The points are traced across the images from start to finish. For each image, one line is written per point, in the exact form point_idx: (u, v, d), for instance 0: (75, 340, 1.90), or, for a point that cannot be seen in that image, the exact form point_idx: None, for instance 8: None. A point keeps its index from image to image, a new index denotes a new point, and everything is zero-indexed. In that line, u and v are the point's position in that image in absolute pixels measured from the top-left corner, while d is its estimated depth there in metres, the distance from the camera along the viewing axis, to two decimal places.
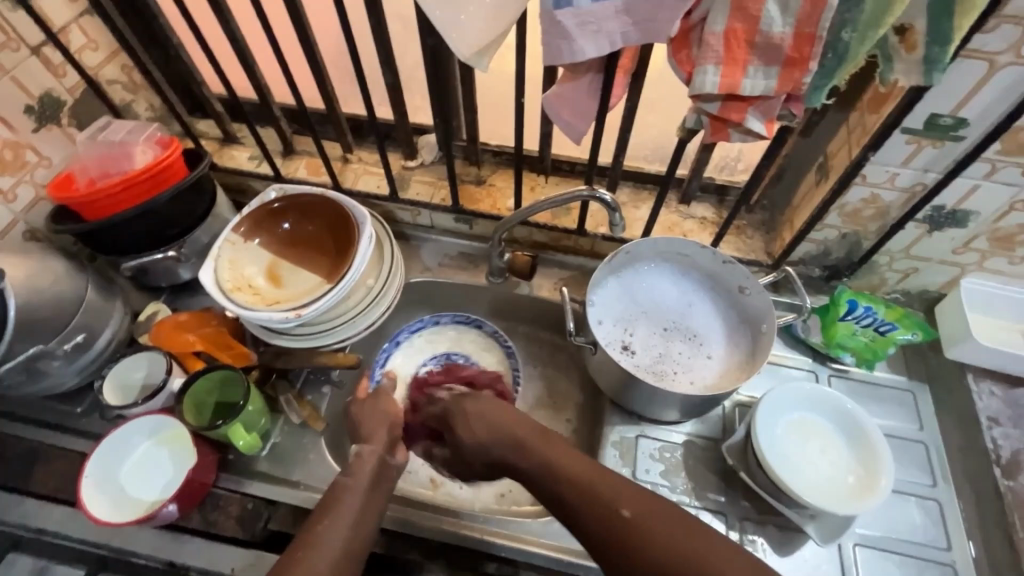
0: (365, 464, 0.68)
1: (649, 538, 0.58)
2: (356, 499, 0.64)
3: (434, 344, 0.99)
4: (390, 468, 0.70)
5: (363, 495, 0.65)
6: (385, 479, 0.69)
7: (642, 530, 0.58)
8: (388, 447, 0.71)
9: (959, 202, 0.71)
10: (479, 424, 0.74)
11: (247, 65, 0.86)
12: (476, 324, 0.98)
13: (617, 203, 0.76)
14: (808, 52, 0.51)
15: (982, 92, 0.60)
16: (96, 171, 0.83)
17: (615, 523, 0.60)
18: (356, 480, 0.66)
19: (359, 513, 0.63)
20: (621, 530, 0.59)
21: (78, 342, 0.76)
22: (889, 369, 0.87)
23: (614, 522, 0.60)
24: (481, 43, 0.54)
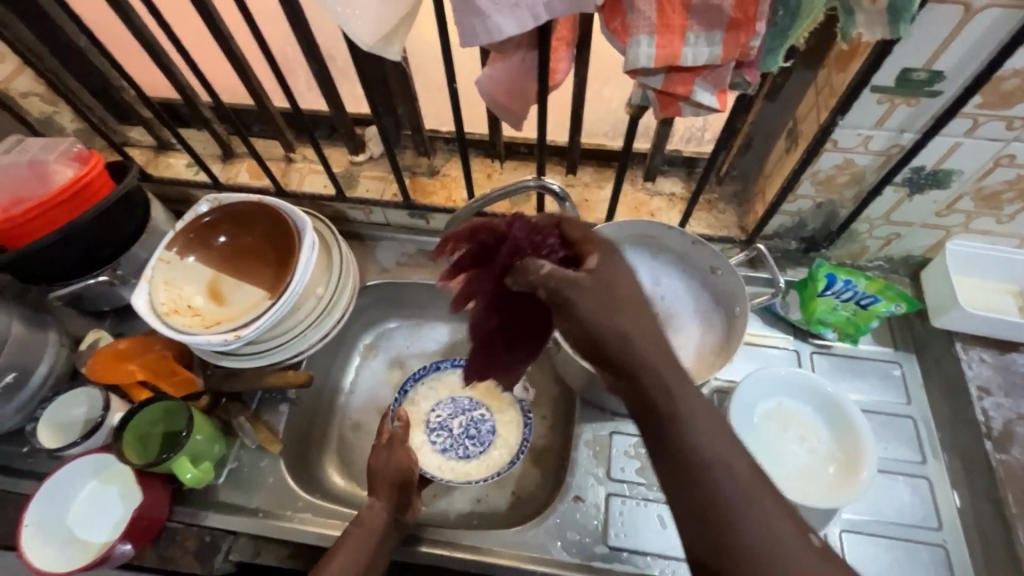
0: (378, 517, 0.67)
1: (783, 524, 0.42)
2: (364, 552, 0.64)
3: (438, 388, 0.90)
4: (397, 525, 0.69)
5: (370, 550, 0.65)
6: (392, 535, 0.68)
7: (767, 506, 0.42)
8: (399, 504, 0.69)
9: (939, 161, 0.66)
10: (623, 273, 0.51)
11: (162, 67, 0.78)
12: None
13: (567, 192, 0.71)
14: (753, 12, 0.45)
15: (957, 41, 0.53)
16: (9, 196, 0.76)
17: (740, 477, 0.43)
18: (365, 530, 0.66)
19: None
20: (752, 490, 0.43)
21: (8, 382, 0.72)
22: (874, 342, 0.82)
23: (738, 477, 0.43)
24: (384, 29, 0.47)
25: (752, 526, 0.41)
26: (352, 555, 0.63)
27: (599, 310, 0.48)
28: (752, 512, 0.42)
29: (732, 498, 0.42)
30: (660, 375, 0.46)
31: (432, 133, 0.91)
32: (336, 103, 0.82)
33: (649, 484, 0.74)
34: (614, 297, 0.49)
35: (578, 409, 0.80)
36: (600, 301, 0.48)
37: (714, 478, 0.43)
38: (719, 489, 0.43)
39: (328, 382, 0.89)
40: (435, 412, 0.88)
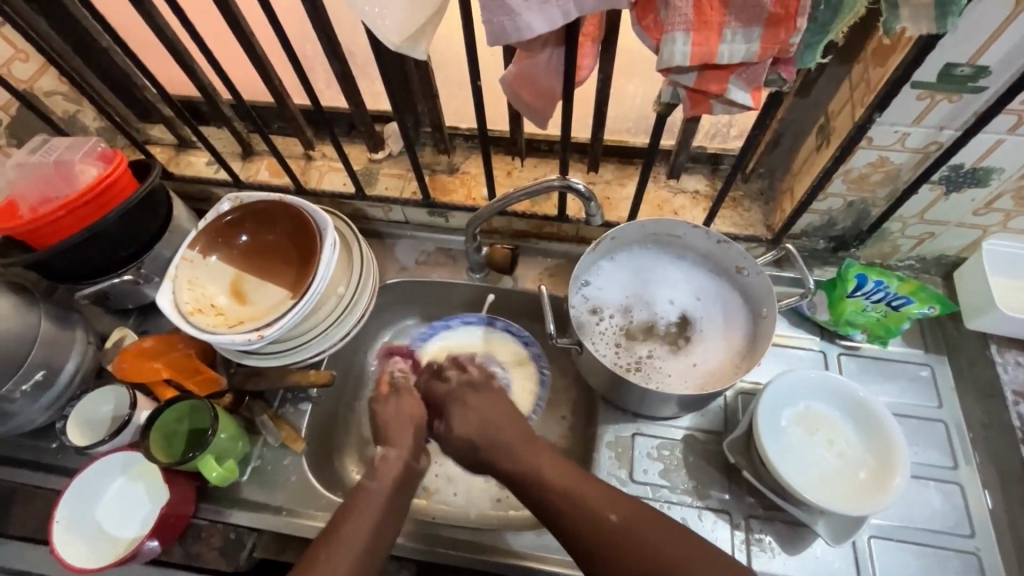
0: (388, 471, 0.65)
1: (591, 513, 0.58)
2: (375, 503, 0.62)
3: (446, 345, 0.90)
4: (413, 473, 0.67)
5: (386, 499, 0.63)
6: (408, 483, 0.66)
7: (574, 499, 0.59)
8: (414, 451, 0.68)
9: (979, 159, 0.63)
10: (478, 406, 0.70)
11: (185, 66, 0.78)
12: (484, 321, 0.90)
13: (592, 192, 0.70)
14: (795, 7, 0.43)
15: (1004, 36, 0.51)
16: (37, 196, 0.77)
17: (559, 485, 0.61)
18: (379, 484, 0.64)
19: (377, 529, 0.60)
20: (568, 492, 0.60)
21: (38, 380, 0.73)
22: (904, 344, 0.80)
23: (556, 485, 0.61)
24: (412, 28, 0.46)
25: (575, 523, 0.58)
26: (366, 508, 0.61)
27: (475, 430, 0.68)
28: (569, 510, 0.59)
29: (557, 503, 0.60)
30: (496, 445, 0.66)
31: (451, 130, 0.90)
32: (356, 102, 0.81)
33: (672, 487, 0.73)
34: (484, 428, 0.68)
35: (600, 410, 0.79)
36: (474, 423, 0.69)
37: (533, 492, 0.62)
38: (549, 497, 0.60)
39: (349, 380, 0.89)
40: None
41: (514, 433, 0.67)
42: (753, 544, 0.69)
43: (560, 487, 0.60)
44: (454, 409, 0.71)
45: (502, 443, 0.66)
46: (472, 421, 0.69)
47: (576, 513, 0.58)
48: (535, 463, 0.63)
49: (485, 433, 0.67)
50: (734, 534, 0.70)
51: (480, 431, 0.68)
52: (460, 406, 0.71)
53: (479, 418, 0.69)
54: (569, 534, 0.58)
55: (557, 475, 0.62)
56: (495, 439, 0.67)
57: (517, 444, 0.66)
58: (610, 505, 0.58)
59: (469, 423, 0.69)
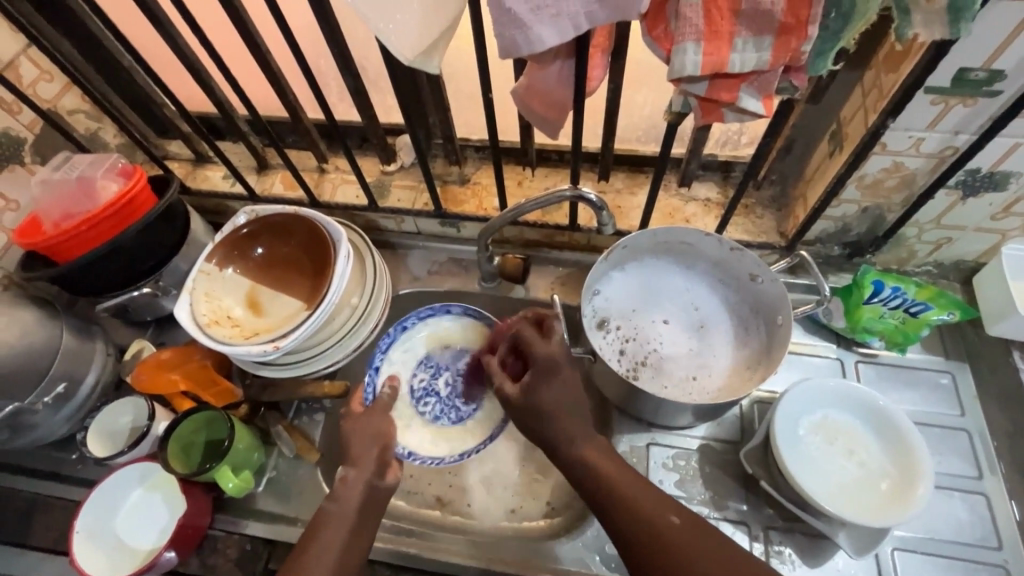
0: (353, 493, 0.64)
1: (654, 514, 0.57)
2: (339, 528, 0.62)
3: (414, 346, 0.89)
4: (379, 491, 0.66)
5: (349, 526, 0.62)
6: (375, 503, 0.65)
7: (638, 502, 0.58)
8: (377, 470, 0.66)
9: (996, 163, 0.63)
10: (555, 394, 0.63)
11: (203, 84, 0.80)
12: (444, 310, 0.88)
13: (603, 201, 0.70)
14: (805, 15, 0.43)
15: (1019, 40, 0.51)
16: (60, 212, 0.79)
17: (619, 482, 0.59)
18: (343, 507, 0.63)
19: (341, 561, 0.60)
20: (633, 494, 0.58)
21: (59, 392, 0.75)
22: (924, 351, 0.79)
23: (625, 488, 0.59)
24: (426, 44, 0.47)
25: (634, 519, 0.57)
26: (325, 539, 0.61)
27: (560, 404, 0.63)
28: (630, 517, 0.57)
29: (619, 502, 0.58)
30: (567, 428, 0.62)
31: (462, 141, 0.91)
32: (369, 115, 0.82)
33: (688, 497, 0.72)
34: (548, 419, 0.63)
35: (614, 420, 0.78)
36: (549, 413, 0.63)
37: (589, 485, 0.60)
38: (613, 495, 0.59)
39: None
40: (415, 378, 0.88)
41: (578, 419, 0.63)
42: (773, 557, 0.68)
43: (625, 490, 0.58)
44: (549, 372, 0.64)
45: (557, 432, 0.62)
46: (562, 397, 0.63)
47: (637, 520, 0.57)
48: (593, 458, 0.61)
49: (558, 414, 0.63)
50: (753, 546, 0.69)
51: (557, 412, 0.63)
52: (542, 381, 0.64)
53: (560, 397, 0.63)
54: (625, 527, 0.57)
55: (626, 479, 0.60)
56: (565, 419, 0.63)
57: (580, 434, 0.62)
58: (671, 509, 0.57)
59: (558, 397, 0.63)
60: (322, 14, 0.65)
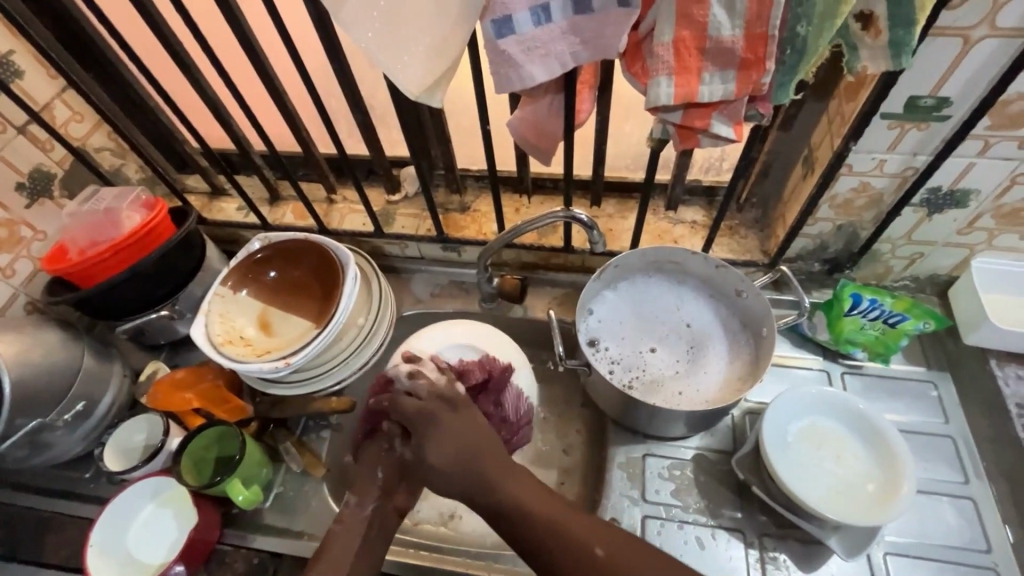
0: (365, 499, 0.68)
1: (574, 542, 0.55)
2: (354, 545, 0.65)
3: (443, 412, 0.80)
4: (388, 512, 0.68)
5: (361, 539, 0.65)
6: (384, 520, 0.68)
7: (562, 524, 0.57)
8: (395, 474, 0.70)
9: (955, 181, 0.68)
10: (450, 436, 0.64)
11: (223, 121, 0.87)
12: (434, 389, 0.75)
13: (594, 221, 0.75)
14: (763, 52, 0.50)
15: (958, 71, 0.57)
16: (86, 241, 0.85)
17: (540, 511, 0.58)
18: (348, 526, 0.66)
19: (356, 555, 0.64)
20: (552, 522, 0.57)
21: (78, 411, 0.78)
22: (906, 361, 0.82)
23: (541, 516, 0.58)
24: (429, 81, 0.53)
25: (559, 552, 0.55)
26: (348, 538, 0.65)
27: (455, 459, 0.63)
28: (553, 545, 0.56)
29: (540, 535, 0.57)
30: (484, 477, 0.61)
31: (463, 171, 0.97)
32: (376, 148, 0.88)
33: (684, 506, 0.74)
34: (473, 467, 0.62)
35: (610, 432, 0.81)
36: (450, 450, 0.63)
37: (522, 531, 0.58)
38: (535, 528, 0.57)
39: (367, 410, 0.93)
40: None
41: (484, 464, 0.62)
42: (768, 563, 0.70)
43: (544, 516, 0.58)
44: (424, 432, 0.65)
45: (482, 476, 0.61)
46: (455, 445, 0.63)
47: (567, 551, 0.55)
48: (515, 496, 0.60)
49: (466, 460, 0.63)
50: (748, 552, 0.71)
51: (462, 457, 0.63)
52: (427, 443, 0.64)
53: (465, 442, 0.64)
54: (524, 540, 0.58)
55: (540, 507, 0.59)
56: (486, 462, 0.63)
57: (499, 475, 0.61)
58: (595, 537, 0.55)
59: (450, 450, 0.63)
60: (334, 56, 0.72)
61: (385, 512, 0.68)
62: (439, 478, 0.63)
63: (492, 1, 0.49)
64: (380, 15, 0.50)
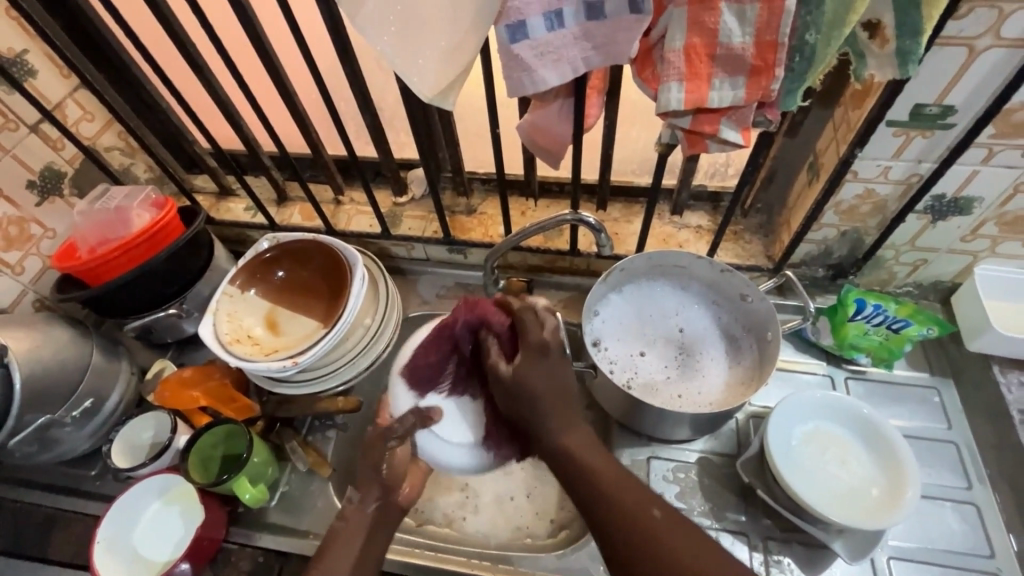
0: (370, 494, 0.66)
1: (632, 502, 0.57)
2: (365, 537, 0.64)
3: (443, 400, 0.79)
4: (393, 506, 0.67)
5: (363, 539, 0.64)
6: (386, 517, 0.66)
7: (619, 487, 0.58)
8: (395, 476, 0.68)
9: (959, 189, 0.69)
10: (546, 374, 0.65)
11: (233, 121, 0.87)
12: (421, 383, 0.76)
13: (602, 224, 0.76)
14: (772, 59, 0.50)
15: (963, 80, 0.58)
16: (96, 239, 0.85)
17: (597, 464, 0.60)
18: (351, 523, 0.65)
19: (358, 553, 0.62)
20: (617, 480, 0.59)
21: (86, 408, 0.78)
22: (909, 367, 0.83)
23: (601, 470, 0.60)
24: (442, 84, 0.54)
25: (611, 502, 0.58)
26: (353, 533, 0.64)
27: (546, 396, 0.64)
28: (606, 498, 0.58)
29: (601, 484, 0.59)
30: (549, 416, 0.64)
31: (470, 174, 0.98)
32: (385, 150, 0.89)
33: (689, 509, 0.75)
34: (551, 399, 0.64)
35: (615, 434, 0.81)
36: (541, 384, 0.64)
37: (576, 473, 0.60)
38: (590, 477, 0.60)
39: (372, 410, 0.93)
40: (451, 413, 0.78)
41: (563, 407, 0.64)
42: (773, 566, 0.70)
43: (607, 475, 0.59)
44: (532, 364, 0.65)
45: (548, 418, 0.63)
46: (549, 385, 0.64)
47: (618, 509, 0.57)
48: (576, 445, 0.62)
49: (552, 403, 0.64)
50: (753, 555, 0.71)
51: (550, 400, 0.64)
52: (525, 365, 0.65)
53: (553, 386, 0.64)
54: (578, 486, 0.60)
55: (601, 460, 0.61)
56: (556, 406, 0.64)
57: (560, 425, 0.64)
58: (652, 500, 0.57)
59: (546, 386, 0.64)
60: (347, 59, 0.73)
61: (388, 504, 0.66)
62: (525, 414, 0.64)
63: (506, 7, 0.50)
64: (396, 20, 0.50)
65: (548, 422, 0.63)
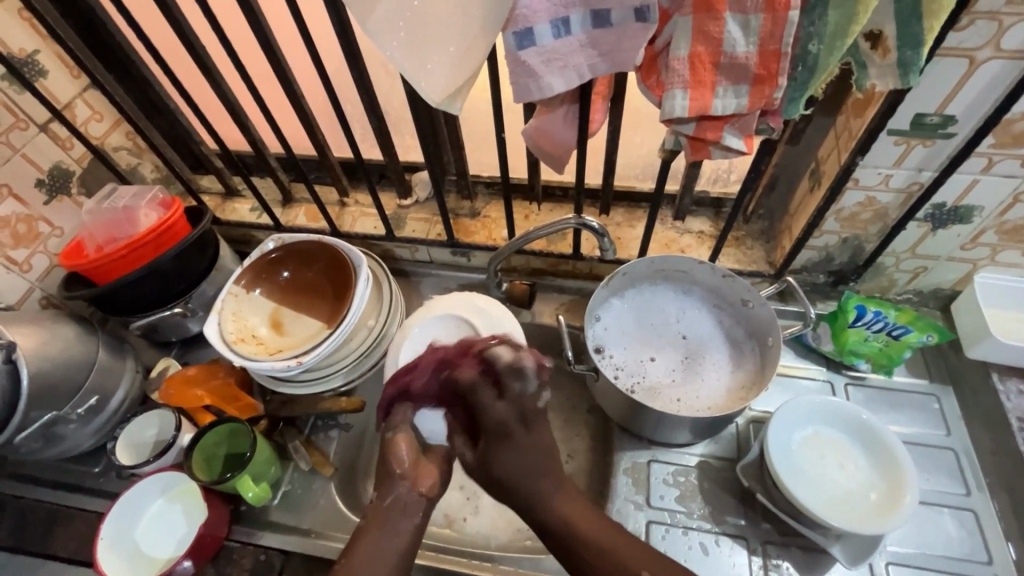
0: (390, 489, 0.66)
1: (623, 568, 0.60)
2: (392, 537, 0.63)
3: None
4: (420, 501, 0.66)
5: (389, 531, 0.63)
6: (411, 508, 0.66)
7: (613, 546, 0.62)
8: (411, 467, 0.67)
9: (959, 198, 0.69)
10: (517, 450, 0.67)
11: (241, 123, 0.88)
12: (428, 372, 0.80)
13: (605, 229, 0.76)
14: (775, 68, 0.51)
15: (964, 90, 0.59)
16: (104, 238, 0.86)
17: (587, 530, 0.63)
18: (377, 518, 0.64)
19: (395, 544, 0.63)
20: (602, 543, 0.62)
21: (91, 405, 0.79)
22: (908, 373, 0.83)
23: (586, 533, 0.63)
24: (450, 89, 0.55)
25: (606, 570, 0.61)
26: (382, 532, 0.63)
27: (521, 472, 0.67)
28: (596, 558, 0.61)
29: (589, 552, 0.62)
30: (531, 495, 0.66)
31: (474, 178, 0.98)
32: (390, 153, 0.90)
33: (688, 512, 0.75)
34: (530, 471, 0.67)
35: (616, 436, 0.82)
36: (518, 459, 0.67)
37: (567, 541, 0.63)
38: (582, 542, 0.63)
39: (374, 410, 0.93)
40: None
41: (547, 476, 0.67)
42: (771, 570, 0.71)
43: (594, 536, 0.63)
44: (499, 442, 0.68)
45: (537, 493, 0.66)
46: (523, 463, 0.67)
47: (611, 569, 0.61)
48: (567, 513, 0.65)
49: (528, 474, 0.67)
50: (751, 559, 0.71)
51: (524, 471, 0.67)
52: (497, 445, 0.68)
53: (525, 461, 0.67)
54: (574, 555, 0.63)
55: (592, 526, 0.64)
56: (539, 479, 0.67)
57: (552, 491, 0.66)
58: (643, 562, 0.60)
59: (517, 463, 0.67)
60: (354, 64, 0.74)
61: (410, 502, 0.66)
62: (508, 493, 0.67)
63: (515, 14, 0.51)
64: (406, 26, 0.51)
65: (538, 495, 0.66)
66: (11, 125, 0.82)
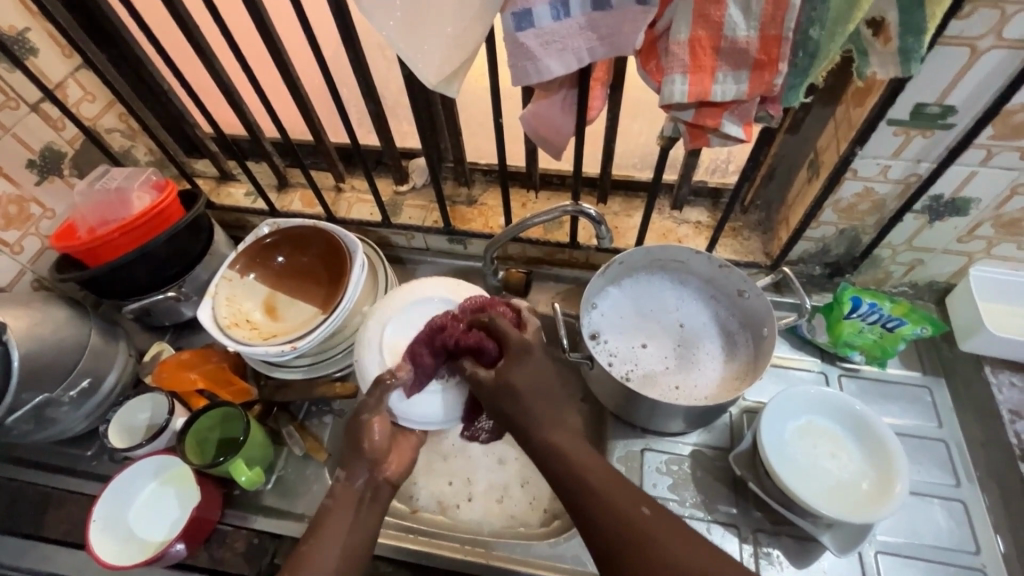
0: (358, 476, 0.67)
1: (624, 503, 0.58)
2: (357, 524, 0.65)
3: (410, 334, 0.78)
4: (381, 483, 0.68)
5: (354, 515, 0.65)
6: (378, 495, 0.67)
7: (615, 485, 0.59)
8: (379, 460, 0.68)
9: (957, 189, 0.69)
10: (525, 372, 0.65)
11: (236, 105, 0.87)
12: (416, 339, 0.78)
13: (602, 216, 0.75)
14: (776, 53, 0.51)
15: (965, 80, 0.58)
16: (95, 220, 0.85)
17: (591, 467, 0.60)
18: (339, 504, 0.66)
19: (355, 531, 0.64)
20: (605, 480, 0.59)
21: (83, 387, 0.79)
22: (901, 365, 0.84)
23: (586, 469, 0.60)
24: (447, 72, 0.54)
25: (607, 507, 0.58)
26: (338, 523, 0.64)
27: (533, 387, 0.64)
28: (599, 493, 0.59)
29: (590, 482, 0.59)
30: (538, 412, 0.64)
31: (472, 165, 0.98)
32: (387, 139, 0.89)
33: (681, 500, 0.76)
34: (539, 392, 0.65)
35: (609, 425, 0.82)
36: (528, 380, 0.64)
37: (563, 470, 0.61)
38: (584, 477, 0.60)
39: None
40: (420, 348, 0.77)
41: (549, 403, 0.65)
42: (762, 558, 0.71)
43: (597, 471, 0.60)
44: (514, 359, 0.66)
45: (535, 416, 0.64)
46: (534, 380, 0.64)
47: (609, 507, 0.58)
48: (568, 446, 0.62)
49: (536, 397, 0.64)
50: (743, 547, 0.72)
51: (531, 394, 0.64)
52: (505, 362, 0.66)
53: (539, 377, 0.65)
54: (569, 486, 0.60)
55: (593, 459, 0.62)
56: (538, 406, 0.64)
57: (548, 420, 0.64)
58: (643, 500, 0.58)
59: (527, 384, 0.64)
60: (350, 45, 0.72)
61: (377, 484, 0.67)
62: (514, 406, 0.64)
63: None
64: (403, 5, 0.50)
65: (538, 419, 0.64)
66: (1, 104, 0.81)
